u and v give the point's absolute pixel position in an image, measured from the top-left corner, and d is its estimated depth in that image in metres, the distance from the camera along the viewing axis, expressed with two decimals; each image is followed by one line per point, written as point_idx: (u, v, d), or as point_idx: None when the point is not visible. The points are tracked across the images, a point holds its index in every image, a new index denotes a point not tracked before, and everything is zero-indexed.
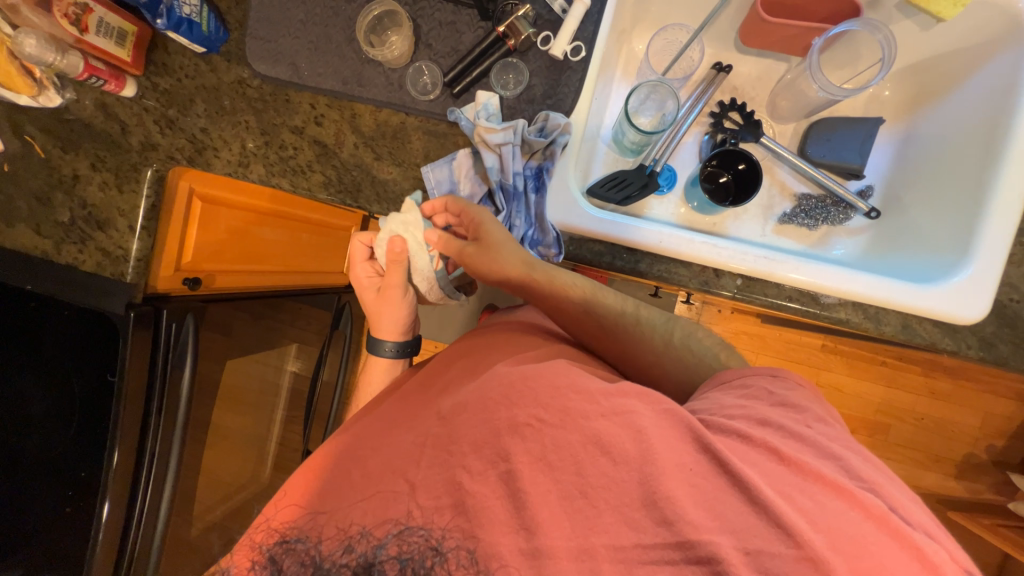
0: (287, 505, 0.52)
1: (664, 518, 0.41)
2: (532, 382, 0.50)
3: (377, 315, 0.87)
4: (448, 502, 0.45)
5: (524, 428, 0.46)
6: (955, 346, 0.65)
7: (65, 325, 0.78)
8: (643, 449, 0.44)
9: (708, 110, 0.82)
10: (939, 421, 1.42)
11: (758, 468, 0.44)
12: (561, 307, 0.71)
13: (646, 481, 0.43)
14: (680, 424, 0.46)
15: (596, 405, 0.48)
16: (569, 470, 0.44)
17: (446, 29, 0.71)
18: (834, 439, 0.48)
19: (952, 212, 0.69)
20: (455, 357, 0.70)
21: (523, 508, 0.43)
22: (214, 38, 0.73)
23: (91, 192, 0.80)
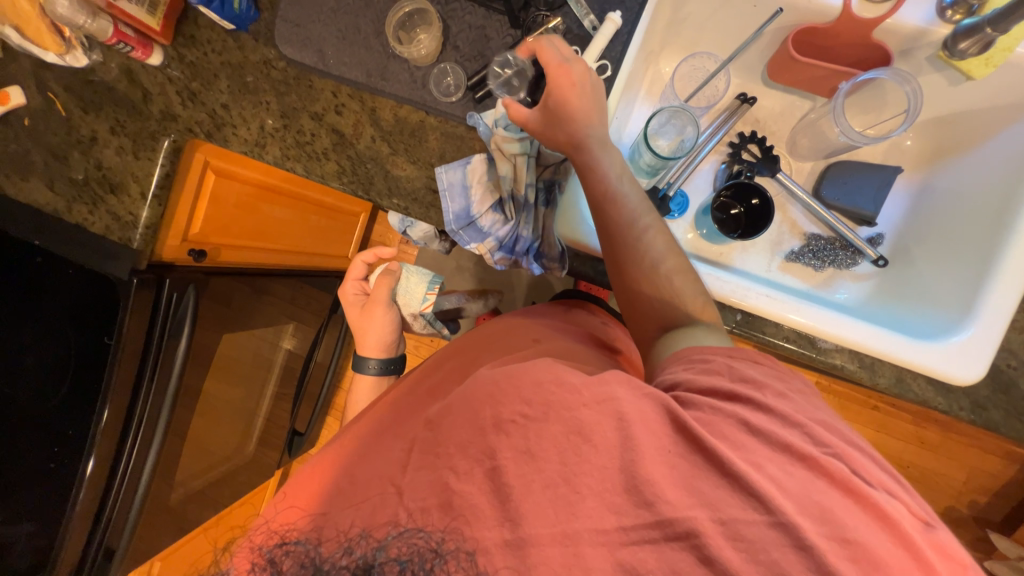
0: (288, 507, 0.52)
1: (644, 500, 0.42)
2: (518, 380, 0.49)
3: (359, 330, 0.91)
4: (434, 502, 0.45)
5: (508, 425, 0.46)
6: (946, 406, 0.65)
7: (73, 285, 0.80)
8: (624, 437, 0.44)
9: (727, 139, 0.82)
10: (925, 471, 1.42)
11: (743, 453, 0.44)
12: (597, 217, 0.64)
13: (631, 484, 0.43)
14: (660, 406, 0.47)
15: (578, 394, 0.47)
16: (551, 459, 0.44)
17: (475, 33, 0.71)
18: (799, 402, 0.49)
19: (961, 271, 0.68)
20: (451, 356, 0.73)
21: (507, 501, 0.43)
22: (245, 17, 0.73)
23: (107, 155, 0.80)
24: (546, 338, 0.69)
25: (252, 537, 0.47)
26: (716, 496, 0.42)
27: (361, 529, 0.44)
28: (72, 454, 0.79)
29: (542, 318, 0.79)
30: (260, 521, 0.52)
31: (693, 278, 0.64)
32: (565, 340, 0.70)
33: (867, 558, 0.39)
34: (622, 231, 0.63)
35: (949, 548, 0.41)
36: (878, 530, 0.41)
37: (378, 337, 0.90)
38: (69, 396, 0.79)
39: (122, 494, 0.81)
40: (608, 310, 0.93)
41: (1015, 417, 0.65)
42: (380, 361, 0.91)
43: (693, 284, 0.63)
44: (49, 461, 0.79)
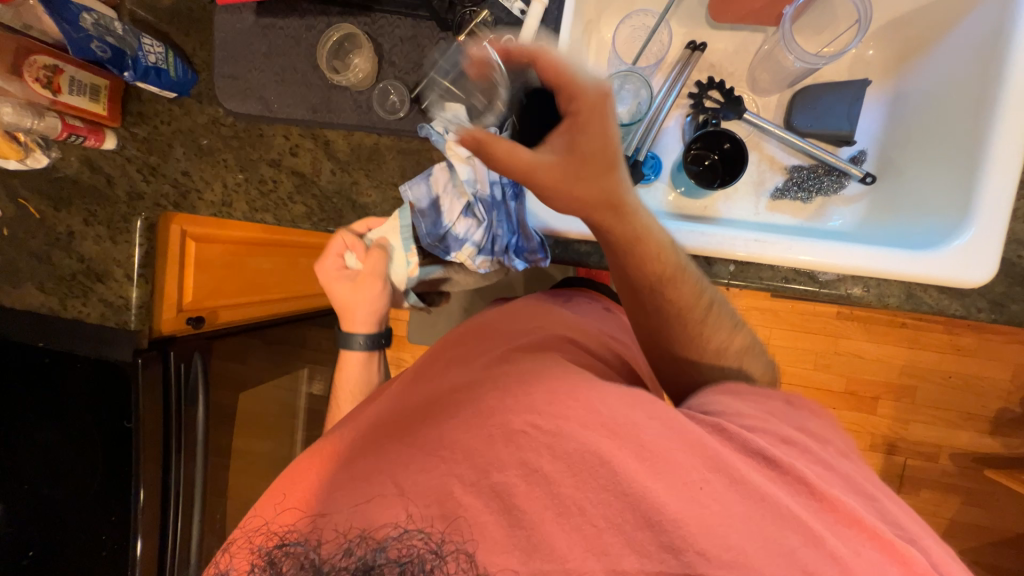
0: (286, 507, 0.47)
1: (669, 543, 0.41)
2: (534, 385, 0.48)
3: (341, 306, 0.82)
4: (437, 512, 0.43)
5: (519, 436, 0.45)
6: (965, 311, 0.63)
7: (86, 378, 0.83)
8: (652, 463, 0.43)
9: (686, 92, 0.80)
10: (966, 378, 1.38)
11: (795, 499, 0.43)
12: (662, 304, 0.61)
13: (651, 521, 0.42)
14: (693, 441, 0.44)
15: (599, 415, 0.45)
16: (568, 484, 0.43)
17: (408, 45, 0.69)
18: (835, 448, 0.49)
19: (952, 171, 0.66)
20: (450, 347, 0.64)
21: (518, 525, 0.42)
22: (184, 81, 0.74)
23: (87, 246, 0.82)
24: (548, 326, 0.63)
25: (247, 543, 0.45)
26: (761, 551, 0.40)
27: (359, 528, 0.42)
28: (121, 532, 0.83)
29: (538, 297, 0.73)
30: (253, 526, 0.47)
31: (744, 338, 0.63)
32: (573, 324, 0.66)
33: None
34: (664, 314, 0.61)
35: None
36: None
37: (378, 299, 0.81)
38: (105, 483, 0.83)
39: (178, 558, 0.86)
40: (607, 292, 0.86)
41: None
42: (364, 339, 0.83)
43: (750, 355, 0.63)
44: (102, 548, 0.83)
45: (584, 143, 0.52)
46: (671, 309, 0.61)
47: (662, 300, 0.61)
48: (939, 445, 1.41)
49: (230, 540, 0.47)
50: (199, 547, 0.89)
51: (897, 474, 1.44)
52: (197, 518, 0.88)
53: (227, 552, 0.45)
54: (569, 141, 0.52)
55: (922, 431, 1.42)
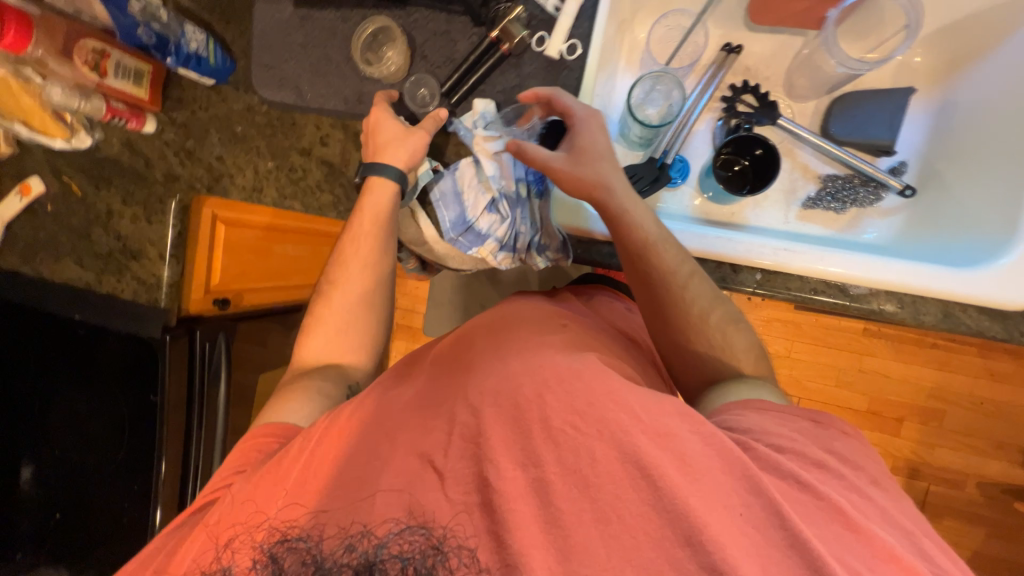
0: (291, 501, 0.47)
1: (711, 563, 0.37)
2: (570, 383, 0.47)
3: (370, 137, 0.65)
4: (477, 499, 0.43)
5: (559, 434, 0.44)
6: (1006, 334, 0.59)
7: (122, 349, 0.86)
8: (686, 474, 0.41)
9: (719, 94, 0.78)
10: (1000, 405, 1.32)
11: (827, 524, 0.40)
12: (643, 270, 0.61)
13: (685, 535, 0.39)
14: (720, 453, 0.42)
15: (636, 419, 0.44)
16: (605, 488, 0.41)
17: (440, 39, 0.69)
18: (872, 489, 0.44)
19: (999, 186, 0.63)
20: (479, 334, 0.62)
21: (555, 524, 0.40)
22: (222, 69, 0.75)
23: (124, 225, 0.85)
24: (574, 325, 0.62)
25: (253, 535, 0.45)
26: (789, 572, 0.37)
27: (360, 523, 0.42)
28: (140, 505, 0.86)
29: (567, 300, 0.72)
30: (256, 522, 0.47)
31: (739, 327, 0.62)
32: (599, 330, 0.64)
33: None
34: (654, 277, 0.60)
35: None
36: None
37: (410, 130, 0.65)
38: (130, 448, 0.87)
39: None
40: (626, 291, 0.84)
41: None
42: (388, 176, 0.65)
43: (741, 336, 0.61)
44: (123, 515, 0.86)
45: (584, 149, 0.62)
46: (653, 277, 0.60)
47: (643, 267, 0.60)
48: (968, 472, 1.35)
49: (230, 534, 0.46)
50: None
51: (920, 499, 1.38)
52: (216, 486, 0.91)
53: (231, 549, 0.45)
54: (572, 148, 0.62)
55: (950, 457, 1.36)
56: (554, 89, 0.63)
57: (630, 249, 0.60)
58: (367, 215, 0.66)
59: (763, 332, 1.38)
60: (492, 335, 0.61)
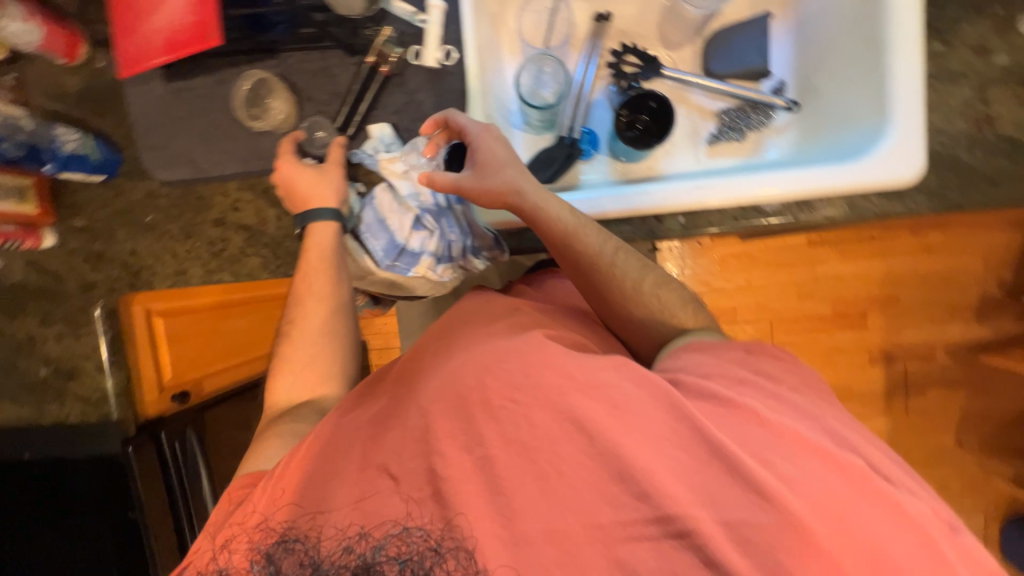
0: (284, 503, 0.47)
1: (639, 491, 0.41)
2: (506, 362, 0.48)
3: (285, 194, 0.65)
4: (427, 492, 0.44)
5: (498, 411, 0.45)
6: (906, 209, 0.64)
7: (85, 473, 0.80)
8: (616, 417, 0.44)
9: (605, 61, 0.81)
10: (943, 274, 1.42)
11: (745, 426, 0.43)
12: (572, 259, 0.61)
13: (618, 472, 0.42)
14: (653, 389, 0.45)
15: (570, 378, 0.45)
16: (542, 449, 0.43)
17: (320, 77, 0.69)
18: (791, 390, 0.49)
19: (863, 80, 0.67)
20: (432, 339, 0.59)
21: (498, 494, 0.43)
22: (108, 162, 0.73)
23: (51, 347, 0.80)
24: (525, 307, 0.61)
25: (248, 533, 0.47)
26: (707, 479, 0.41)
27: (359, 525, 0.44)
28: None
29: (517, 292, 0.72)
30: (253, 522, 0.48)
31: (680, 292, 0.63)
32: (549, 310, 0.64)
33: (890, 564, 0.38)
34: (582, 265, 0.61)
35: (973, 552, 0.41)
36: (897, 523, 0.40)
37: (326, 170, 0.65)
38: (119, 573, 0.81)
39: None
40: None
41: (974, 189, 0.62)
42: (323, 216, 0.64)
43: (678, 295, 0.63)
44: None
45: (486, 163, 0.62)
46: (583, 264, 0.61)
47: (571, 257, 0.60)
48: (933, 342, 1.45)
49: (230, 534, 0.48)
50: None
51: (901, 380, 1.47)
52: None
53: (227, 551, 0.47)
54: (475, 164, 0.62)
55: (915, 334, 1.45)
56: (449, 111, 0.63)
57: (554, 242, 0.60)
58: (314, 255, 0.65)
59: (721, 270, 1.44)
60: (427, 339, 0.60)
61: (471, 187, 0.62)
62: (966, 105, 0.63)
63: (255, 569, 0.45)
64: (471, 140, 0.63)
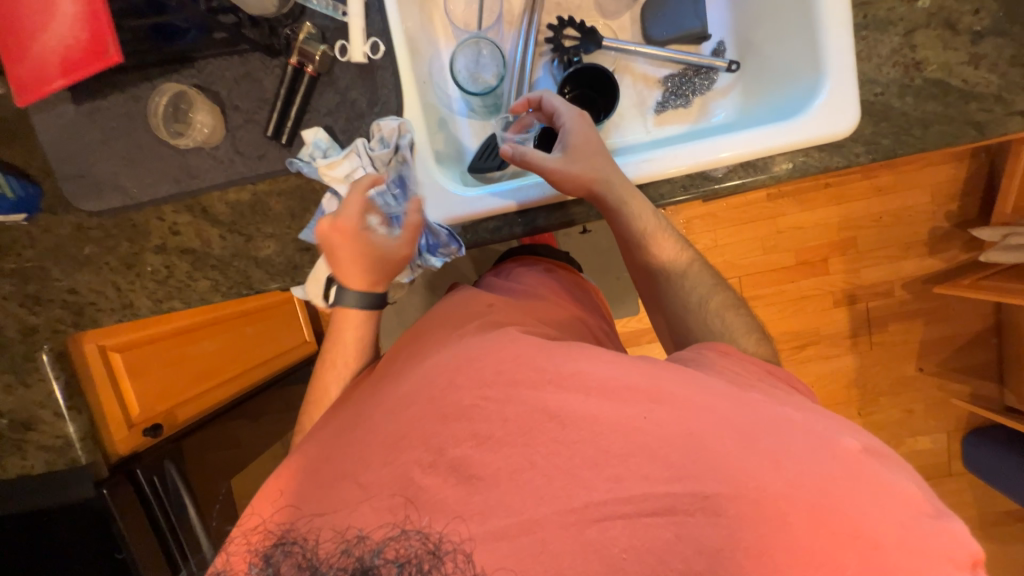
0: (284, 505, 0.46)
1: (612, 474, 0.40)
2: (467, 365, 0.47)
3: (329, 256, 0.60)
4: (398, 500, 0.42)
5: (471, 411, 0.43)
6: (844, 161, 0.65)
7: (67, 522, 0.78)
8: (586, 398, 0.42)
9: (543, 37, 0.78)
10: (896, 213, 1.48)
11: (724, 400, 0.42)
12: (643, 261, 0.67)
13: (589, 459, 0.41)
14: (619, 369, 0.44)
15: (531, 373, 0.45)
16: (514, 441, 0.42)
17: (244, 83, 0.65)
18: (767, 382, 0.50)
19: (796, 34, 0.67)
20: (404, 344, 0.59)
21: (467, 499, 0.41)
22: (27, 198, 0.68)
23: (0, 399, 0.75)
24: (501, 305, 0.60)
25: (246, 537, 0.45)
26: (686, 462, 0.39)
27: (356, 528, 0.42)
28: None
29: (494, 284, 0.72)
30: (253, 524, 0.47)
31: (749, 320, 0.62)
32: (526, 304, 0.63)
33: (864, 533, 0.37)
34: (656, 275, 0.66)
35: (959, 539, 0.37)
36: (881, 504, 0.38)
37: (392, 246, 0.60)
38: None
39: None
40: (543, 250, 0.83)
41: (906, 135, 0.64)
42: (363, 299, 0.62)
43: (746, 322, 0.62)
44: None
45: (578, 147, 0.63)
46: (652, 265, 0.67)
47: (643, 260, 0.67)
48: (892, 279, 1.51)
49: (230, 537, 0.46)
50: None
51: (864, 318, 1.53)
52: None
53: (227, 548, 0.45)
54: (566, 147, 0.63)
55: (874, 274, 1.52)
56: (546, 92, 0.66)
57: (630, 242, 0.66)
58: (348, 335, 0.62)
59: (688, 232, 1.46)
60: (406, 354, 0.57)
61: (554, 165, 0.62)
62: (895, 52, 0.64)
63: (254, 571, 0.42)
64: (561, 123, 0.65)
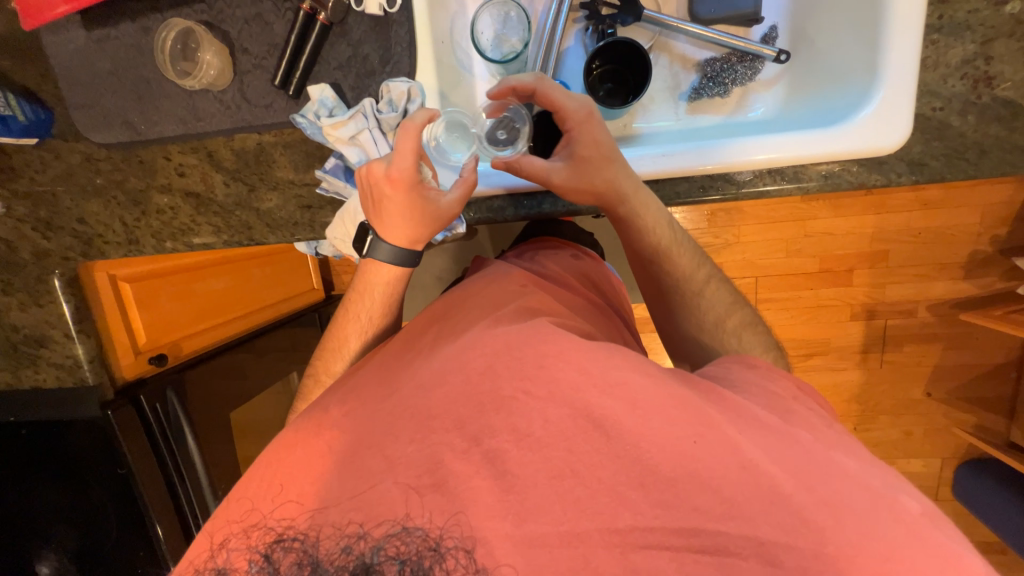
0: (285, 500, 0.46)
1: (587, 489, 0.40)
2: (459, 359, 0.47)
3: (373, 205, 0.59)
4: (429, 481, 0.42)
5: (511, 403, 0.43)
6: (884, 180, 0.60)
7: (80, 436, 0.83)
8: (565, 408, 0.42)
9: (579, 2, 0.72)
10: (937, 230, 1.38)
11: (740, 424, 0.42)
12: (657, 274, 0.64)
13: (562, 472, 0.41)
14: (609, 382, 0.43)
15: (512, 375, 0.45)
16: (490, 440, 0.43)
17: (255, 25, 0.63)
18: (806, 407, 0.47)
19: (861, 27, 0.60)
20: (435, 321, 0.60)
21: (436, 493, 0.42)
22: (38, 123, 0.68)
23: (16, 316, 0.80)
24: (533, 288, 0.61)
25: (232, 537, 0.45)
26: (677, 479, 0.40)
27: (358, 523, 0.42)
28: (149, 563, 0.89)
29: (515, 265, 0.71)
30: (253, 521, 0.46)
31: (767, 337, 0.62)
32: (556, 294, 0.63)
33: (828, 552, 0.37)
34: (672, 289, 0.64)
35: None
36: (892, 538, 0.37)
37: (438, 205, 0.59)
38: (120, 522, 0.87)
39: None
40: (567, 237, 0.85)
41: (958, 159, 0.58)
42: (397, 256, 0.62)
43: (762, 339, 0.62)
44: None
45: (586, 156, 0.59)
46: (666, 279, 0.64)
47: (659, 274, 0.64)
48: (918, 299, 1.44)
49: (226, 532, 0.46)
50: None
51: (880, 336, 1.48)
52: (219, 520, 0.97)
53: (225, 548, 0.45)
54: (572, 157, 0.59)
55: (900, 292, 1.44)
56: (542, 83, 0.59)
57: (644, 254, 0.64)
58: (377, 291, 0.64)
59: (709, 226, 1.41)
60: (433, 331, 0.58)
61: (561, 180, 0.60)
62: (965, 62, 0.57)
63: (254, 570, 0.41)
64: (566, 125, 0.60)
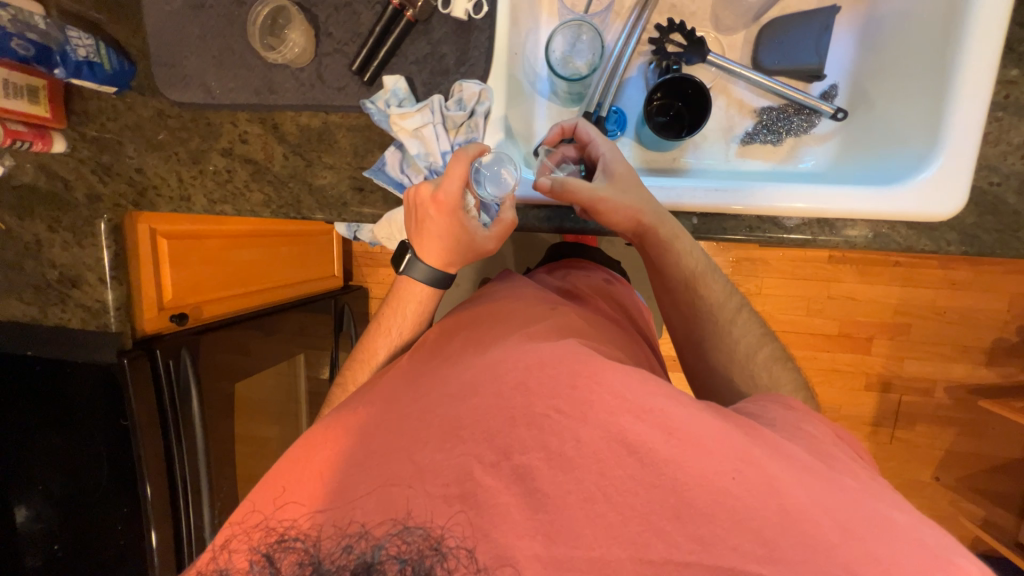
0: (285, 502, 0.46)
1: (615, 512, 0.40)
2: (498, 367, 0.48)
3: (416, 222, 0.61)
4: (456, 491, 0.42)
5: (543, 420, 0.43)
6: (933, 246, 0.60)
7: (89, 381, 0.83)
8: (600, 424, 0.42)
9: (647, 36, 0.75)
10: (963, 312, 1.37)
11: (774, 458, 0.41)
12: (692, 305, 0.64)
13: (592, 491, 0.40)
14: (642, 408, 0.43)
15: (551, 387, 0.45)
16: (522, 452, 0.42)
17: (343, 13, 0.66)
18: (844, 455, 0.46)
19: (924, 95, 0.62)
20: (465, 327, 0.60)
21: (462, 489, 0.42)
22: (121, 74, 0.71)
23: (56, 253, 0.82)
24: (562, 309, 0.61)
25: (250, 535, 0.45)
26: (704, 512, 0.39)
27: (359, 524, 0.41)
28: (133, 523, 0.88)
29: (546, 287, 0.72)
30: (253, 522, 0.46)
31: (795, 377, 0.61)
32: (589, 317, 0.63)
33: None
34: (706, 317, 0.64)
35: None
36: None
37: (475, 237, 0.61)
38: (113, 477, 0.86)
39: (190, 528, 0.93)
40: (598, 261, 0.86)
41: (1010, 236, 0.59)
42: (431, 276, 0.64)
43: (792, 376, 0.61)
44: (120, 536, 0.88)
45: (623, 176, 0.61)
46: (698, 306, 0.64)
47: (692, 304, 0.64)
48: (937, 379, 1.42)
49: (227, 534, 0.46)
50: (211, 518, 0.96)
51: (893, 410, 1.45)
52: (207, 494, 0.94)
53: (227, 549, 0.44)
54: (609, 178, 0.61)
55: (917, 367, 1.42)
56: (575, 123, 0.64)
57: (677, 282, 0.64)
58: (409, 308, 0.65)
59: (733, 273, 1.41)
60: (464, 338, 0.58)
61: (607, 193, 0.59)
62: None
63: (254, 569, 0.41)
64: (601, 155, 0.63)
